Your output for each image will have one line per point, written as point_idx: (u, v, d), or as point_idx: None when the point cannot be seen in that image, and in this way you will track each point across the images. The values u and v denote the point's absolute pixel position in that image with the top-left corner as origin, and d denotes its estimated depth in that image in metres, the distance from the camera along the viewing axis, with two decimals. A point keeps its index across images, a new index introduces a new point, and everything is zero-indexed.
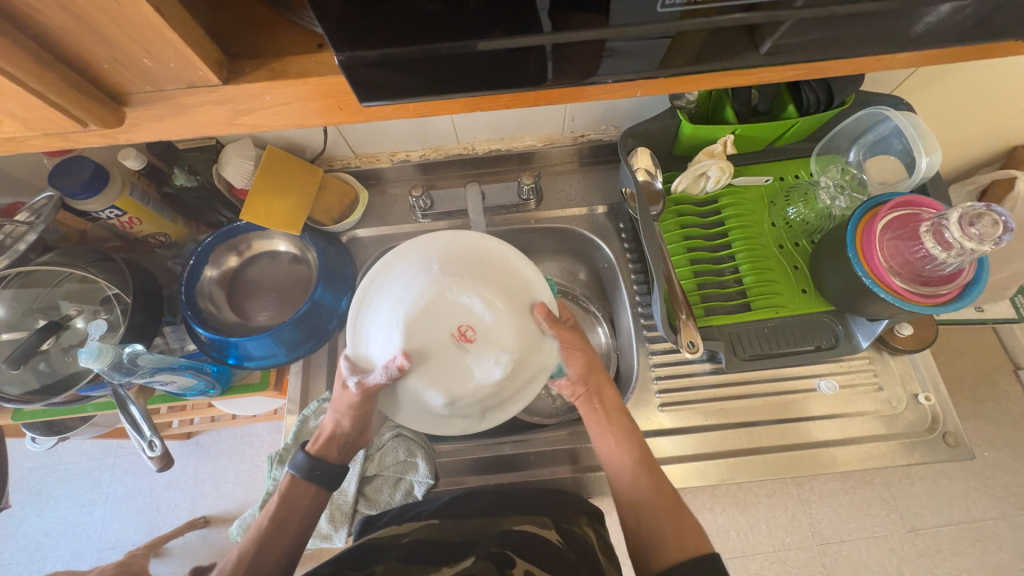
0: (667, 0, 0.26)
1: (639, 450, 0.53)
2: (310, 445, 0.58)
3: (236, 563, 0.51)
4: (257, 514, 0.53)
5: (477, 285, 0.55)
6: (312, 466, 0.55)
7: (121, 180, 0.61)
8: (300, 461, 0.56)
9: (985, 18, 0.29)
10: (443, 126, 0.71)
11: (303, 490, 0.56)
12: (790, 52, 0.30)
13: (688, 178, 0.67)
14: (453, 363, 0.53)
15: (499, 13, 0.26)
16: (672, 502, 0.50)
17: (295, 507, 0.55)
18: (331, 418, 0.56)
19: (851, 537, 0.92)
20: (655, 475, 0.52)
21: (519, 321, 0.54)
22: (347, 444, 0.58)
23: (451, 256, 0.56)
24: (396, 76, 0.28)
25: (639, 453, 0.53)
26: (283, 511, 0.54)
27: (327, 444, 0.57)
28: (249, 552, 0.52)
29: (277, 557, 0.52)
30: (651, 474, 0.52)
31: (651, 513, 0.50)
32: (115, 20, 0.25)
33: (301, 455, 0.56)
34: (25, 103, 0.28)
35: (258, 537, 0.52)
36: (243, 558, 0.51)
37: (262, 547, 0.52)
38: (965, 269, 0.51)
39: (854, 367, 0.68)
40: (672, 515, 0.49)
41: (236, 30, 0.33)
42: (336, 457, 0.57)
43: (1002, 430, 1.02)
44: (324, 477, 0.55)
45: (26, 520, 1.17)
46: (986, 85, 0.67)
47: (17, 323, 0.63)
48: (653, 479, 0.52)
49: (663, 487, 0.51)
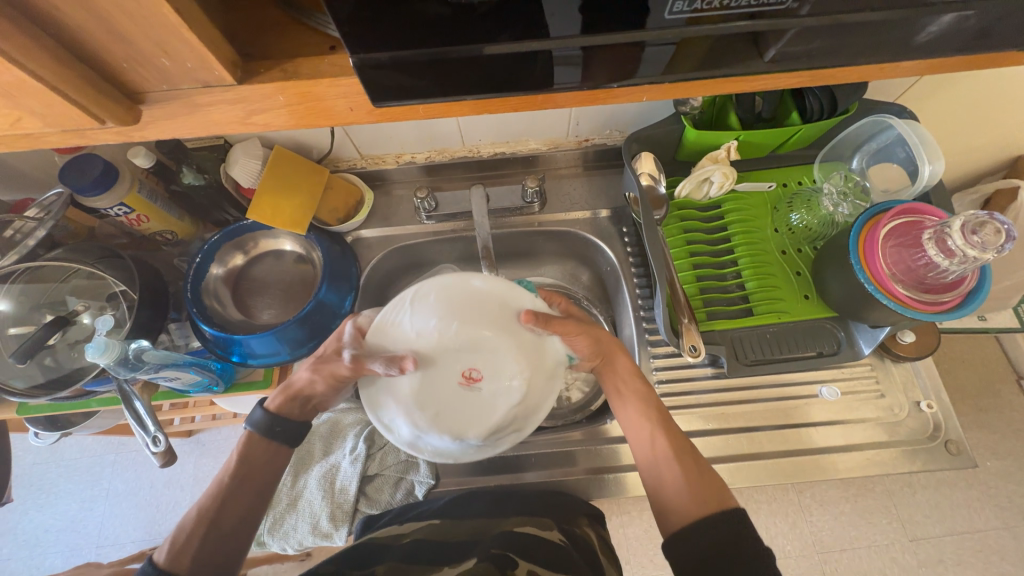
0: (674, 7, 0.26)
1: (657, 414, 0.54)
2: (271, 403, 0.56)
3: (198, 519, 0.50)
4: (216, 469, 0.52)
5: (463, 322, 0.54)
6: (272, 424, 0.55)
7: (130, 178, 0.62)
8: (259, 419, 0.55)
9: (988, 29, 0.29)
10: (449, 128, 0.72)
11: (265, 447, 0.55)
12: (794, 59, 0.30)
13: (692, 183, 0.67)
14: (468, 402, 0.52)
15: (510, 17, 0.26)
16: (691, 461, 0.50)
17: (257, 464, 0.54)
18: (303, 374, 0.55)
19: (852, 545, 0.91)
20: (674, 436, 0.53)
21: (524, 346, 0.53)
22: (308, 403, 0.57)
23: (439, 293, 0.55)
24: (407, 78, 0.29)
25: (657, 412, 0.54)
26: (245, 467, 0.53)
27: (290, 401, 0.56)
28: (210, 508, 0.51)
29: (240, 514, 0.52)
30: (669, 434, 0.52)
31: (670, 472, 0.50)
32: (135, 20, 0.26)
33: (260, 411, 0.55)
34: (44, 100, 0.28)
35: (219, 491, 0.52)
36: (202, 512, 0.51)
37: (223, 502, 0.51)
38: (968, 277, 0.51)
39: (855, 373, 0.68)
40: (694, 474, 0.49)
41: (250, 31, 0.33)
42: (295, 416, 0.56)
43: (1005, 440, 1.02)
44: (284, 435, 0.55)
45: (26, 515, 1.18)
46: (989, 95, 0.68)
47: (25, 318, 0.63)
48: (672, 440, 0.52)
49: (683, 448, 0.51)
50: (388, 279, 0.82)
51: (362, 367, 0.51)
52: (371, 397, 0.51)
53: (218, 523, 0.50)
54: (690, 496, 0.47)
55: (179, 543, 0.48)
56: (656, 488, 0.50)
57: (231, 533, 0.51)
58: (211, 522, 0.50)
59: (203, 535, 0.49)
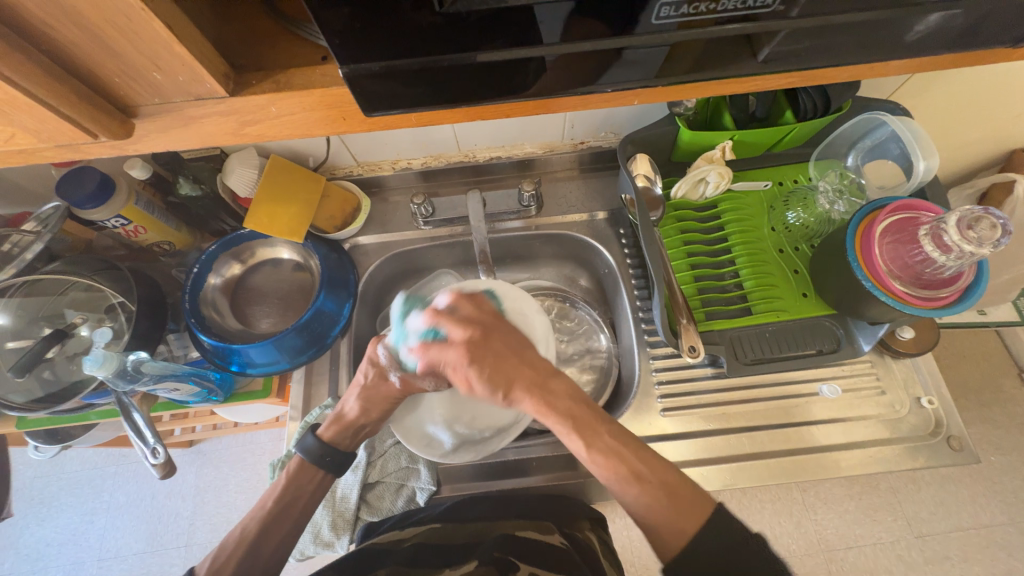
0: (662, 12, 0.26)
1: (602, 438, 0.47)
2: (322, 430, 0.58)
3: (238, 541, 0.50)
4: (262, 493, 0.52)
5: None
6: (323, 452, 0.56)
7: (127, 189, 0.62)
8: (311, 445, 0.56)
9: (974, 27, 0.29)
10: (444, 134, 0.72)
11: (312, 474, 0.55)
12: (786, 59, 0.30)
13: (688, 184, 0.68)
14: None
15: (500, 24, 0.26)
16: (661, 479, 0.44)
17: (302, 493, 0.54)
18: (355, 404, 0.57)
19: (857, 543, 0.91)
20: (629, 458, 0.46)
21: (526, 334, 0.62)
22: (357, 433, 0.58)
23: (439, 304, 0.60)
24: (398, 87, 0.29)
25: (602, 454, 0.46)
26: (292, 493, 0.54)
27: (341, 431, 0.57)
28: (253, 531, 0.51)
29: (278, 542, 0.51)
30: (628, 474, 0.45)
31: (641, 504, 0.44)
32: (126, 34, 0.26)
33: (313, 437, 0.56)
34: (36, 116, 0.28)
35: (263, 517, 0.52)
36: (246, 535, 0.50)
37: (263, 530, 0.51)
38: (965, 272, 0.51)
39: (856, 371, 0.68)
40: (658, 494, 0.44)
41: (242, 42, 0.33)
42: (345, 445, 0.57)
43: (1009, 434, 1.02)
44: (334, 464, 0.56)
45: (27, 530, 1.17)
46: (982, 90, 0.68)
47: (22, 331, 0.63)
48: (627, 466, 0.45)
49: (642, 467, 0.45)
50: (388, 285, 0.82)
51: (412, 385, 0.58)
52: (415, 422, 0.61)
53: (256, 552, 0.50)
54: (666, 522, 0.42)
55: (217, 564, 0.48)
56: (627, 510, 0.46)
57: (267, 561, 0.50)
58: (250, 546, 0.50)
59: (240, 560, 0.48)
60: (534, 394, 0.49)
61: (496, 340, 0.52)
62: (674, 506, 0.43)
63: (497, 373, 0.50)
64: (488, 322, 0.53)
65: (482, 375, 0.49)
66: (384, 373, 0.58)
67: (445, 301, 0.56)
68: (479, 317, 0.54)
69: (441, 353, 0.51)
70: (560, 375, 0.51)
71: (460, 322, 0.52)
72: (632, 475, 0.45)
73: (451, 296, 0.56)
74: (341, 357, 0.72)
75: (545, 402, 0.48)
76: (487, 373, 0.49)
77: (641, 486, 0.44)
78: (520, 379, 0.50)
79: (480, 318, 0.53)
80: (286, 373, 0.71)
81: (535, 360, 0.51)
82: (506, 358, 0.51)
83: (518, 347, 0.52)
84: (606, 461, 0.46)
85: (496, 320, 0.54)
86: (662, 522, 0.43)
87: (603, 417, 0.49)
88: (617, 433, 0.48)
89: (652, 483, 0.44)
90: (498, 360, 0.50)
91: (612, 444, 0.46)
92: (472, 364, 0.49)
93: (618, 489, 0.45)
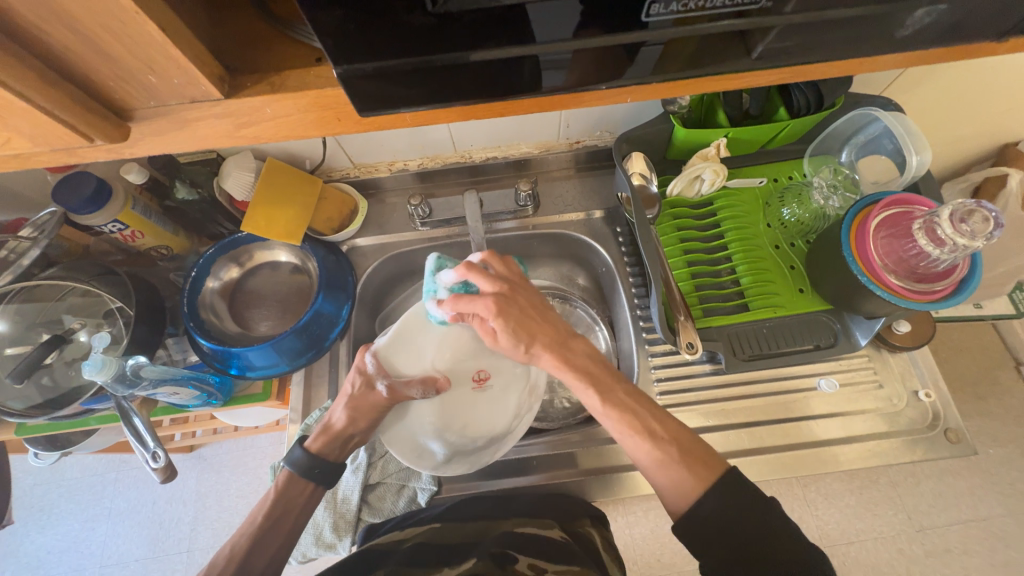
0: (653, 10, 0.27)
1: (617, 395, 0.48)
2: (310, 441, 0.57)
3: (229, 558, 0.50)
4: (252, 508, 0.52)
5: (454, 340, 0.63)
6: (311, 464, 0.55)
7: (124, 194, 0.62)
8: (299, 458, 0.56)
9: (961, 22, 0.29)
10: (440, 134, 0.72)
11: (302, 488, 0.55)
12: (775, 56, 0.31)
13: (683, 181, 0.68)
14: (485, 399, 0.63)
15: (493, 24, 0.26)
16: (673, 438, 0.45)
17: (292, 506, 0.54)
18: (342, 415, 0.57)
19: (858, 538, 0.91)
20: (642, 415, 0.47)
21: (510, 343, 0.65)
22: (346, 442, 0.58)
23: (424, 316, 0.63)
24: (393, 87, 0.29)
25: (616, 409, 0.47)
26: (280, 507, 0.54)
27: (329, 442, 0.57)
28: (242, 548, 0.51)
29: (272, 554, 0.52)
30: (640, 431, 0.46)
31: (650, 462, 0.45)
32: (121, 39, 0.26)
33: (300, 450, 0.56)
34: (32, 120, 0.28)
35: (253, 531, 0.52)
36: (235, 553, 0.50)
37: (254, 544, 0.51)
38: (960, 265, 0.51)
39: (854, 365, 0.68)
40: (669, 450, 0.44)
41: (237, 45, 0.34)
42: (334, 455, 0.57)
43: (1007, 427, 1.02)
44: (323, 476, 0.56)
45: (28, 537, 1.17)
46: (973, 85, 0.68)
47: (21, 337, 0.63)
48: (639, 422, 0.46)
49: (654, 424, 0.46)
50: (386, 287, 0.82)
51: (400, 395, 0.59)
52: (404, 432, 0.61)
53: (248, 565, 0.50)
54: (676, 478, 0.43)
55: None
56: (640, 466, 0.46)
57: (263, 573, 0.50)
58: (242, 561, 0.50)
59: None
60: (555, 352, 0.50)
61: (523, 296, 0.51)
62: (684, 462, 0.43)
63: (524, 328, 0.50)
64: (514, 279, 0.52)
65: (508, 331, 0.49)
66: (370, 383, 0.58)
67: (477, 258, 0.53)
68: (506, 274, 0.52)
69: (471, 305, 0.50)
70: (580, 336, 0.52)
71: (491, 276, 0.51)
72: (644, 431, 0.46)
73: (484, 253, 0.53)
74: (339, 359, 0.72)
75: (566, 360, 0.49)
76: (515, 328, 0.49)
77: (653, 441, 0.45)
78: (544, 338, 0.50)
79: (507, 274, 0.53)
80: (285, 376, 0.71)
81: (556, 320, 0.52)
82: (532, 314, 0.51)
83: (542, 306, 0.52)
84: (619, 416, 0.47)
85: (522, 277, 0.53)
86: (673, 478, 0.43)
87: (617, 376, 0.49)
88: (630, 391, 0.49)
89: (663, 439, 0.45)
90: (524, 315, 0.50)
91: (628, 401, 0.47)
92: (501, 317, 0.49)
93: (631, 445, 0.46)
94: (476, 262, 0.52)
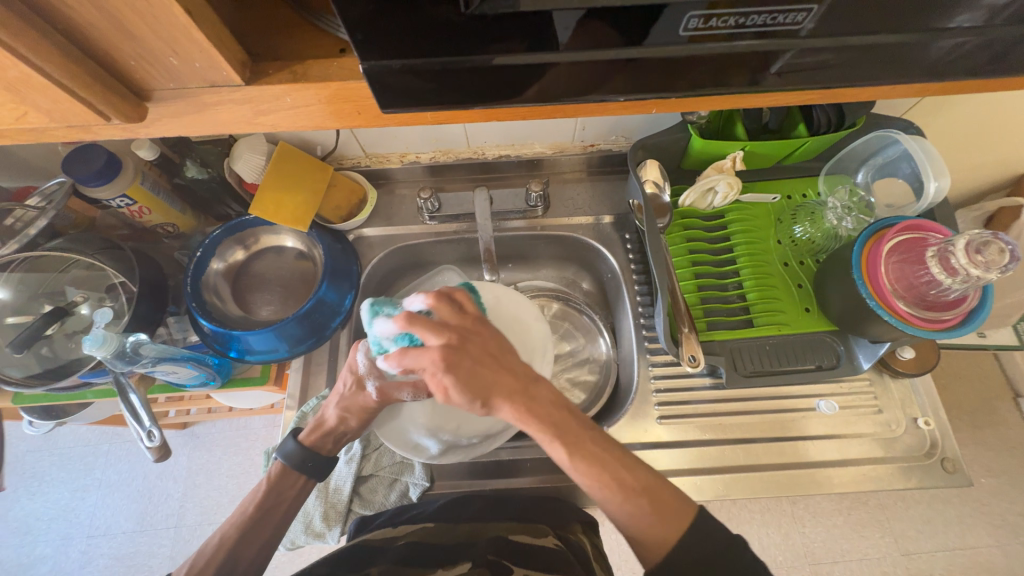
0: (688, 24, 0.26)
1: (587, 446, 0.44)
2: (303, 435, 0.58)
3: (217, 548, 0.49)
4: (242, 499, 0.52)
5: None
6: (304, 457, 0.56)
7: (134, 169, 0.61)
8: (292, 450, 0.56)
9: (1004, 54, 0.29)
10: (454, 130, 0.72)
11: (293, 481, 0.56)
12: (802, 77, 0.30)
13: (697, 193, 0.67)
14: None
15: (517, 28, 0.26)
16: (647, 490, 0.43)
17: (282, 498, 0.54)
18: (334, 413, 0.57)
19: (844, 558, 0.92)
20: (612, 466, 0.44)
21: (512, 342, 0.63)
22: (340, 438, 0.59)
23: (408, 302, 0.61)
24: (415, 83, 0.28)
25: (586, 462, 0.44)
26: (271, 499, 0.54)
27: (323, 436, 0.57)
28: (232, 537, 0.51)
29: (261, 544, 0.52)
30: (615, 482, 0.43)
31: (627, 510, 0.43)
32: (145, 18, 0.26)
33: (293, 443, 0.56)
34: (51, 96, 0.28)
35: (242, 522, 0.51)
36: (225, 543, 0.50)
37: (244, 536, 0.51)
38: (970, 296, 0.51)
39: (855, 389, 0.68)
40: (643, 504, 0.42)
41: (260, 30, 0.33)
42: (327, 449, 0.58)
43: (1000, 457, 1.02)
44: (315, 469, 0.56)
45: (17, 503, 1.17)
46: (994, 113, 0.68)
47: (23, 307, 0.63)
48: (609, 474, 0.43)
49: (627, 474, 0.44)
50: (390, 278, 0.81)
51: (391, 397, 0.57)
52: (397, 427, 0.61)
53: (236, 558, 0.49)
54: (648, 528, 0.42)
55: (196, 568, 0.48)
56: (608, 514, 0.45)
57: (251, 564, 0.50)
58: (230, 551, 0.50)
59: (221, 564, 0.49)
60: (517, 404, 0.45)
61: (476, 343, 0.46)
62: (658, 513, 0.42)
63: (477, 381, 0.44)
64: (466, 323, 0.47)
65: (461, 389, 0.43)
66: (361, 383, 0.57)
67: (420, 303, 0.49)
68: (455, 318, 0.47)
69: (416, 359, 0.44)
70: (542, 380, 0.47)
71: (435, 325, 0.45)
72: (617, 484, 0.43)
73: (427, 296, 0.48)
74: (339, 347, 0.72)
75: (527, 413, 0.45)
76: (467, 383, 0.44)
77: (626, 493, 0.43)
78: (502, 389, 0.45)
79: (457, 318, 0.47)
80: (284, 362, 0.71)
81: (517, 365, 0.47)
82: (485, 362, 0.46)
83: (499, 353, 0.46)
84: (589, 470, 0.44)
85: (477, 320, 0.48)
86: (645, 526, 0.42)
87: (584, 424, 0.46)
88: (599, 438, 0.46)
89: (635, 490, 0.43)
90: (476, 368, 0.44)
91: (598, 455, 0.44)
92: (451, 371, 0.43)
93: (601, 497, 0.44)
94: (420, 307, 0.46)
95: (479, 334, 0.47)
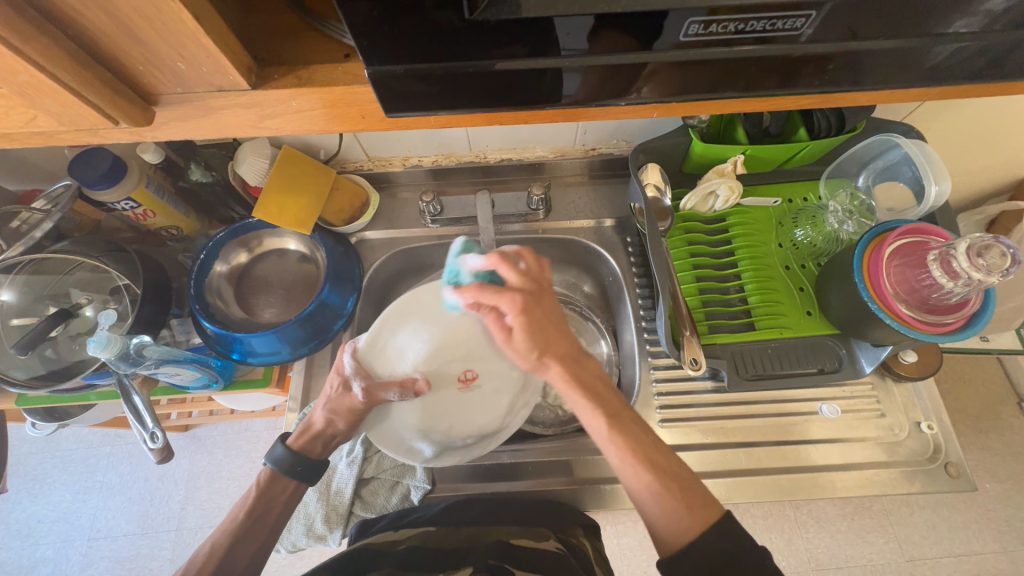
0: (688, 30, 0.27)
1: (625, 420, 0.46)
2: (291, 439, 0.58)
3: (209, 555, 0.50)
4: (233, 506, 0.52)
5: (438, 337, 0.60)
6: (294, 462, 0.56)
7: (139, 172, 0.62)
8: (281, 456, 0.56)
9: (1001, 58, 0.29)
10: (456, 134, 0.72)
11: (285, 484, 0.56)
12: (800, 82, 0.30)
13: (697, 197, 0.68)
14: (473, 398, 0.61)
15: (521, 33, 0.26)
16: (674, 473, 0.44)
17: (273, 502, 0.54)
18: (321, 415, 0.57)
19: (847, 563, 0.91)
20: (646, 445, 0.45)
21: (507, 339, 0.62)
22: (329, 441, 0.59)
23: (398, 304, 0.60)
24: (418, 86, 0.28)
25: (624, 436, 0.45)
26: (262, 505, 0.54)
27: (310, 440, 0.58)
28: (223, 545, 0.51)
29: (255, 550, 0.52)
30: (647, 460, 0.44)
31: (657, 491, 0.43)
32: (153, 24, 0.26)
33: (282, 448, 0.56)
34: (59, 99, 0.28)
35: (235, 528, 0.52)
36: (216, 550, 0.50)
37: (237, 541, 0.51)
38: (972, 299, 0.51)
39: (857, 393, 0.68)
40: (671, 484, 0.43)
41: (265, 36, 0.34)
42: (316, 452, 0.58)
43: (1004, 462, 1.01)
44: (305, 472, 0.56)
45: (19, 505, 1.17)
46: (995, 117, 0.68)
47: (28, 308, 0.64)
48: (643, 452, 0.44)
49: (656, 454, 0.45)
50: (391, 282, 0.82)
51: (376, 398, 0.57)
52: (389, 431, 0.60)
53: (229, 564, 0.50)
54: (672, 513, 0.42)
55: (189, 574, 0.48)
56: (629, 492, 0.45)
57: (246, 569, 0.51)
58: (223, 557, 0.50)
59: (215, 569, 0.49)
60: (569, 369, 0.46)
61: (551, 303, 0.47)
62: (684, 500, 0.42)
63: (543, 337, 0.45)
64: (545, 281, 0.48)
65: (528, 336, 0.45)
66: (347, 384, 0.57)
67: (511, 245, 0.48)
68: (538, 272, 0.47)
69: (493, 297, 0.45)
70: (592, 356, 0.49)
71: (520, 270, 0.46)
72: (647, 462, 0.44)
73: (520, 241, 0.48)
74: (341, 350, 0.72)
75: (577, 380, 0.46)
76: (534, 334, 0.45)
77: (657, 475, 0.43)
78: (560, 351, 0.46)
79: (538, 272, 0.48)
80: (286, 364, 0.71)
81: (574, 336, 0.48)
82: (552, 322, 0.46)
83: (563, 317, 0.48)
84: (625, 443, 0.45)
85: (553, 283, 0.48)
86: (667, 512, 0.42)
87: (621, 402, 0.48)
88: (632, 417, 0.47)
89: (665, 472, 0.44)
90: (546, 322, 0.46)
91: (634, 431, 0.46)
92: (522, 317, 0.44)
93: (630, 474, 0.45)
94: (510, 252, 0.47)
95: (550, 296, 0.47)
